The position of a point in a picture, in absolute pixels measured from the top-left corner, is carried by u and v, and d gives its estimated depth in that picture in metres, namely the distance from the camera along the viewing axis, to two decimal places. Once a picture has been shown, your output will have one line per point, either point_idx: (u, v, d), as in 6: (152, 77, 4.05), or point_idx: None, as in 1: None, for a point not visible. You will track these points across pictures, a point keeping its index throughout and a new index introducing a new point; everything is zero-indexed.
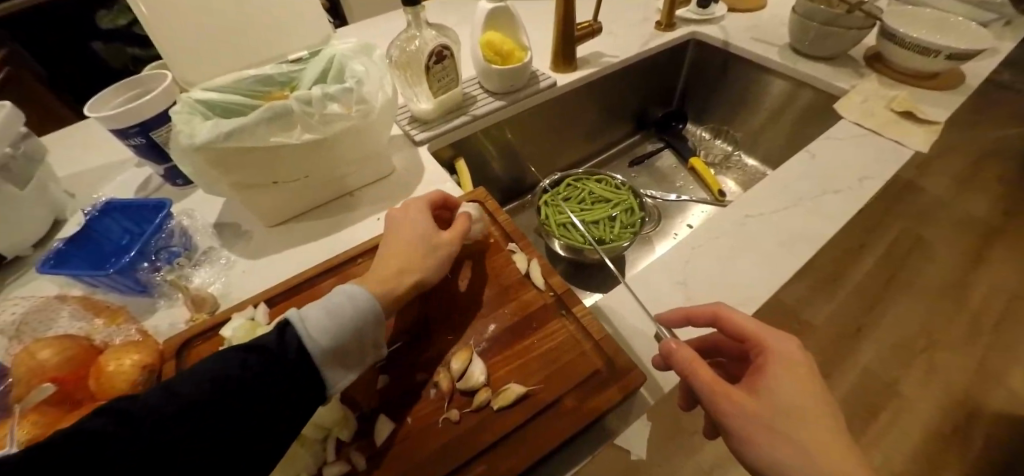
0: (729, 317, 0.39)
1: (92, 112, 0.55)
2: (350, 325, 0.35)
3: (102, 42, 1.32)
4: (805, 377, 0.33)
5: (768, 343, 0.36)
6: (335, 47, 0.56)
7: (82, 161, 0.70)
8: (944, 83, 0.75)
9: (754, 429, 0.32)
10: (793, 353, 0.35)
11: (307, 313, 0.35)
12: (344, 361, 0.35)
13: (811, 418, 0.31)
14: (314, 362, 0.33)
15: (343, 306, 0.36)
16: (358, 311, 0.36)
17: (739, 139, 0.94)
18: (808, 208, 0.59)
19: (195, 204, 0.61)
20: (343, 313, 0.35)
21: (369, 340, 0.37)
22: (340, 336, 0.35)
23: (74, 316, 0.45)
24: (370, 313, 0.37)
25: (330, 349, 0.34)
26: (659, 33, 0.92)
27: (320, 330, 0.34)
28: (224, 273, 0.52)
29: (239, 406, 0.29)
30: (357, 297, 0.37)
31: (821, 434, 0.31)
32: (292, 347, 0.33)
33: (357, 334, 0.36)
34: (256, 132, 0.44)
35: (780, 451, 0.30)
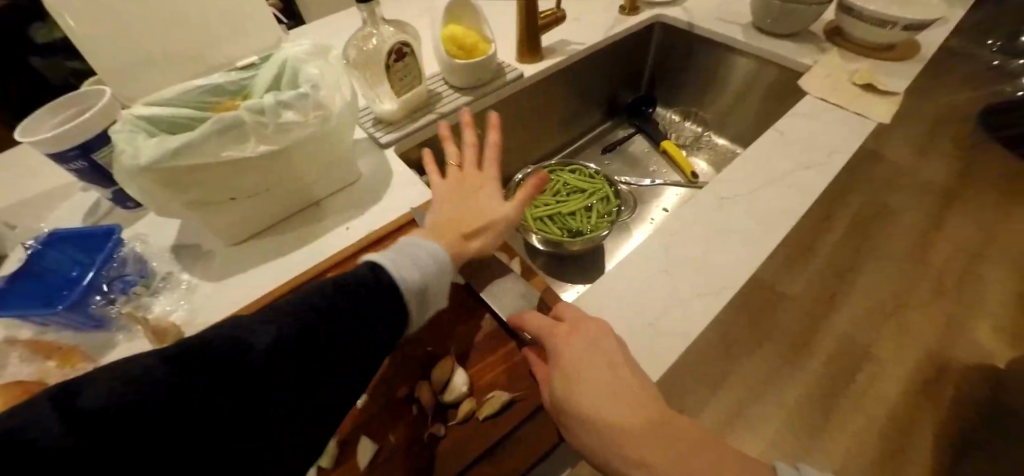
0: (528, 324, 0.39)
1: (23, 136, 0.51)
2: (433, 270, 0.38)
3: (41, 58, 1.15)
4: (585, 355, 0.34)
5: (551, 338, 0.37)
6: (286, 50, 0.53)
7: (20, 189, 0.65)
8: (900, 55, 0.77)
9: (570, 428, 0.33)
10: (569, 342, 0.36)
11: (393, 259, 0.37)
12: (430, 298, 0.38)
13: (595, 397, 0.32)
14: (405, 299, 0.36)
15: (422, 252, 0.39)
16: (437, 259, 0.39)
17: (709, 119, 0.95)
18: (780, 186, 0.59)
19: (149, 227, 0.57)
20: (425, 258, 0.38)
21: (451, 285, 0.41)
22: (424, 276, 0.37)
23: (22, 361, 0.42)
24: (443, 257, 0.40)
25: (418, 290, 0.37)
26: (624, 18, 0.91)
27: (408, 270, 0.37)
28: (185, 299, 0.49)
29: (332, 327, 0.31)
30: (433, 247, 0.40)
31: (605, 407, 0.32)
32: (382, 288, 0.35)
33: (436, 274, 0.38)
34: (205, 147, 0.41)
35: (590, 439, 0.31)
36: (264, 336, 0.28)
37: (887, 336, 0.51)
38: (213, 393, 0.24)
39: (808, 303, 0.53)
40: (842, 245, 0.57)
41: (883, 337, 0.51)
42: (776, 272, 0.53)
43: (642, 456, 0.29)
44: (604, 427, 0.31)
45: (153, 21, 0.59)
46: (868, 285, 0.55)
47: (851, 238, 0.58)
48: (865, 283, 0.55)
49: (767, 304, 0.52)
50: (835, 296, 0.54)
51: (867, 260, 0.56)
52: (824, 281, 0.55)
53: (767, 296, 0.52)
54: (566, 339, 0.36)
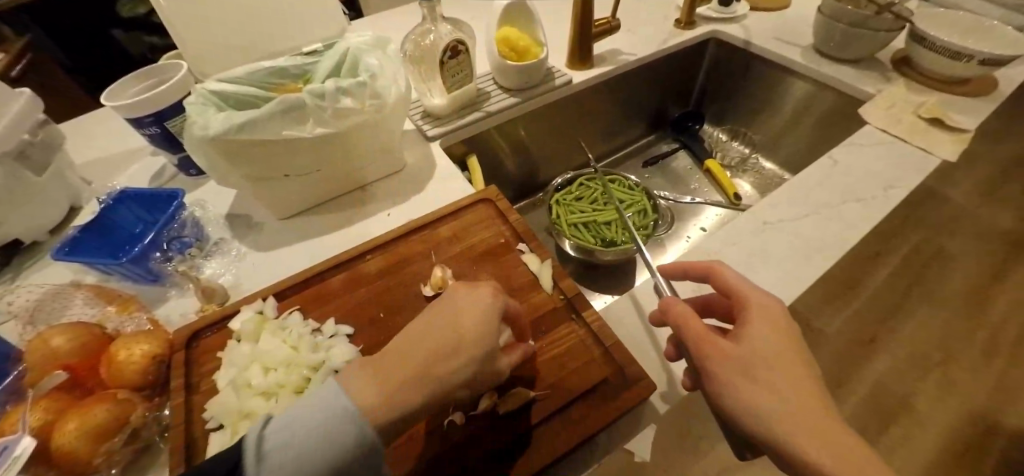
0: (722, 275, 0.37)
1: (108, 101, 0.55)
2: (315, 471, 0.28)
3: (123, 30, 1.35)
4: (786, 327, 0.32)
5: (753, 297, 0.34)
6: (349, 40, 0.55)
7: (98, 148, 0.71)
8: (973, 90, 0.73)
9: (734, 374, 0.30)
10: (773, 308, 0.33)
11: (269, 441, 0.28)
12: None
13: (796, 366, 0.29)
14: None
15: (309, 438, 0.28)
16: (325, 449, 0.28)
17: (758, 141, 0.92)
18: (827, 216, 0.57)
19: (208, 194, 0.61)
20: (314, 448, 0.28)
21: (355, 470, 0.30)
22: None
23: (87, 303, 0.46)
24: (346, 446, 0.29)
25: None
26: (679, 31, 0.90)
27: (280, 474, 0.27)
28: (234, 265, 0.52)
29: None
30: (335, 431, 0.29)
31: (798, 381, 0.29)
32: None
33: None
34: (268, 125, 0.43)
35: (765, 379, 0.29)
36: None
37: (929, 387, 0.49)
38: None
39: (845, 344, 0.52)
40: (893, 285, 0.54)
41: (924, 387, 0.49)
42: (816, 303, 0.51)
43: (827, 435, 0.26)
44: (790, 392, 0.28)
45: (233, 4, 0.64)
46: (916, 330, 0.51)
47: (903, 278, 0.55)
48: (913, 328, 0.52)
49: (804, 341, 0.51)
50: (876, 339, 0.51)
51: (921, 301, 0.53)
52: (871, 319, 0.52)
53: (803, 333, 0.51)
54: (765, 305, 0.33)
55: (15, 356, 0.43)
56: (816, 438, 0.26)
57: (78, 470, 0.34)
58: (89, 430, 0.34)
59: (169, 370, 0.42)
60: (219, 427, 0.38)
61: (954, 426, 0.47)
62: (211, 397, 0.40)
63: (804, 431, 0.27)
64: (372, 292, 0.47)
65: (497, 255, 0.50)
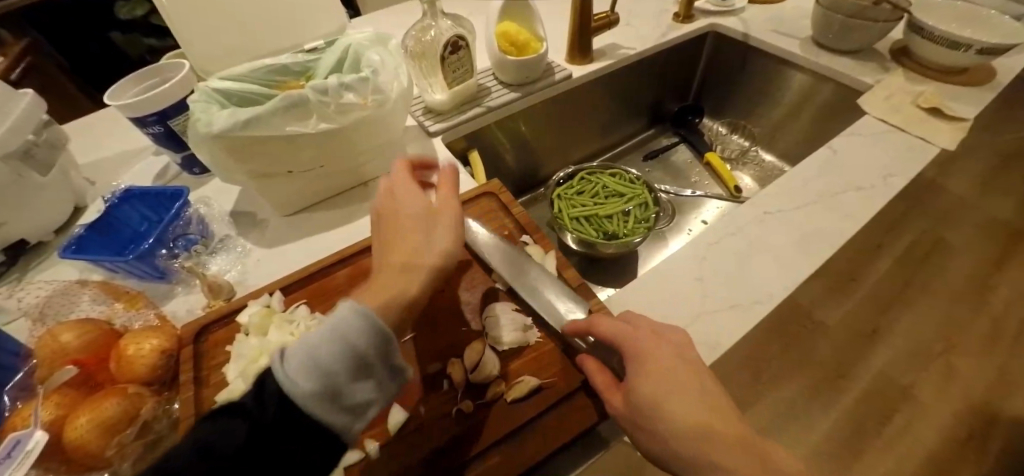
0: (600, 327, 0.37)
1: (111, 101, 0.56)
2: (339, 361, 0.28)
3: (120, 32, 1.35)
4: (662, 373, 0.32)
5: (629, 343, 0.35)
6: (350, 36, 0.55)
7: (102, 148, 0.71)
8: (972, 79, 0.73)
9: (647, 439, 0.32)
10: (648, 348, 0.34)
11: (288, 353, 0.29)
12: (348, 385, 0.28)
13: (679, 406, 0.30)
14: (302, 409, 0.27)
15: (325, 336, 0.29)
16: (342, 344, 0.29)
17: (758, 134, 0.92)
18: (827, 206, 0.58)
19: (212, 192, 0.62)
20: (329, 342, 0.29)
21: (376, 365, 0.30)
22: (326, 369, 0.28)
23: (95, 300, 0.46)
24: (367, 331, 0.30)
25: (317, 391, 0.27)
26: (677, 25, 0.90)
27: (300, 372, 0.28)
28: (239, 261, 0.53)
29: (282, 436, 0.27)
30: (347, 318, 0.30)
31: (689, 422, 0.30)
32: (270, 399, 0.27)
33: (348, 364, 0.28)
34: (272, 122, 0.44)
35: (659, 437, 0.31)
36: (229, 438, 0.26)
37: (930, 377, 0.49)
38: None
39: (847, 334, 0.51)
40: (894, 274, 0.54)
41: (926, 378, 0.49)
42: (817, 293, 0.51)
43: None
44: (682, 440, 0.29)
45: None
46: (918, 320, 0.52)
47: (903, 266, 0.55)
48: (915, 318, 0.52)
49: (804, 331, 0.50)
50: (878, 330, 0.51)
51: (922, 290, 0.53)
52: (871, 309, 0.52)
53: (804, 322, 0.50)
54: (644, 345, 0.34)
55: (25, 353, 0.43)
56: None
57: (90, 462, 0.35)
58: (102, 422, 0.34)
59: (177, 364, 0.42)
60: None
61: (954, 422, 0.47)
62: (219, 391, 0.41)
63: None
64: None
65: None
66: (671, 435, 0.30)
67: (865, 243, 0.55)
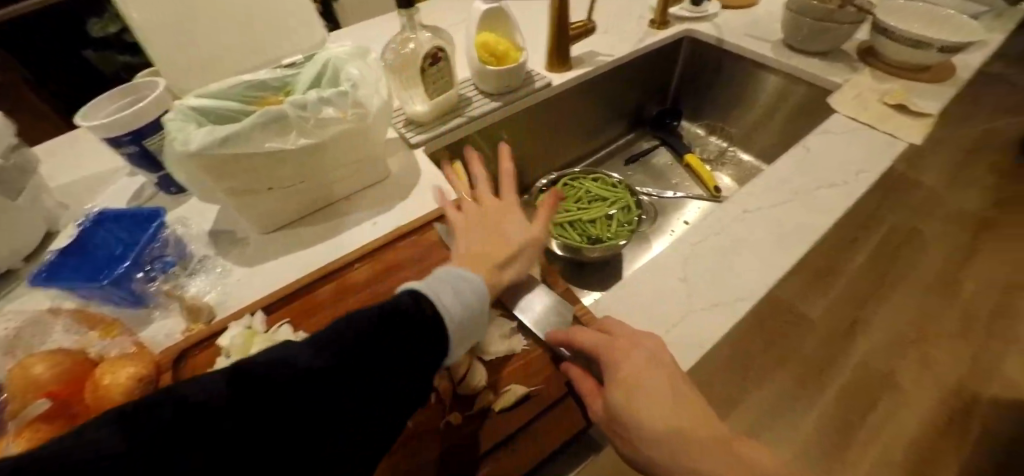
0: (578, 339, 0.38)
1: (83, 122, 0.54)
2: (472, 299, 0.36)
3: (93, 50, 1.31)
4: (637, 383, 0.33)
5: (604, 351, 0.36)
6: (328, 50, 0.55)
7: (73, 170, 0.69)
8: (934, 76, 0.76)
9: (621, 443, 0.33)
10: (621, 355, 0.35)
11: (434, 284, 0.36)
12: (466, 331, 0.36)
13: (650, 410, 0.31)
14: (443, 328, 0.34)
15: (475, 281, 0.38)
16: (480, 289, 0.38)
17: (735, 135, 0.94)
18: (803, 203, 0.59)
19: (189, 211, 0.60)
20: (464, 284, 0.37)
21: (482, 315, 0.37)
22: (464, 298, 0.36)
23: (67, 329, 0.45)
24: (481, 284, 0.38)
25: (456, 314, 0.35)
26: (653, 31, 0.92)
27: (446, 302, 0.35)
28: (220, 282, 0.52)
29: (387, 342, 0.30)
30: (474, 278, 0.38)
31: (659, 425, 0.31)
32: (421, 310, 0.33)
33: (475, 301, 0.37)
34: (250, 139, 0.43)
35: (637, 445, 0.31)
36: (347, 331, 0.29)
37: (910, 366, 0.49)
38: (258, 413, 0.24)
39: (829, 327, 0.51)
40: (871, 268, 0.55)
41: (906, 367, 0.49)
42: (798, 290, 0.52)
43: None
44: (652, 443, 0.30)
45: (209, 14, 0.63)
46: (895, 311, 0.53)
47: (878, 259, 0.56)
48: (892, 309, 0.53)
49: (786, 324, 0.50)
50: (857, 323, 0.51)
51: (898, 282, 0.55)
52: (850, 302, 0.53)
53: (786, 317, 0.50)
54: (617, 353, 0.36)
55: None
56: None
57: None
58: None
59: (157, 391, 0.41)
60: None
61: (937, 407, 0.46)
62: None
63: None
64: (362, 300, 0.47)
65: None
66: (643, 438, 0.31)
67: (843, 239, 0.57)
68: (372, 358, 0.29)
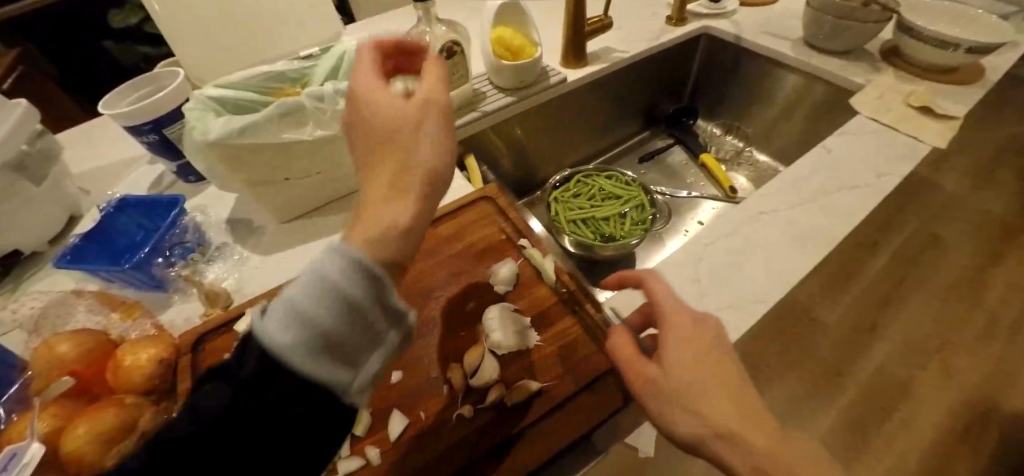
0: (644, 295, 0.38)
1: (106, 110, 0.56)
2: (319, 305, 0.23)
3: (113, 41, 1.35)
4: (695, 346, 0.33)
5: (670, 317, 0.35)
6: (346, 43, 0.56)
7: (96, 157, 0.71)
8: (960, 78, 0.74)
9: (671, 412, 0.31)
10: (686, 325, 0.34)
11: (265, 310, 0.24)
12: (336, 345, 0.24)
13: (707, 369, 0.31)
14: (289, 364, 0.22)
15: (313, 279, 0.24)
16: (326, 287, 0.24)
17: (751, 135, 0.93)
18: (820, 206, 0.58)
19: (208, 200, 0.62)
20: (305, 290, 0.24)
21: (372, 305, 0.25)
22: (305, 314, 0.23)
23: (90, 311, 0.46)
24: (333, 271, 0.24)
25: (302, 339, 0.23)
26: (670, 28, 0.91)
27: (282, 328, 0.23)
28: (237, 269, 0.53)
29: (274, 394, 0.22)
30: (319, 266, 0.24)
31: (723, 399, 0.30)
32: (248, 360, 0.23)
33: (331, 305, 0.24)
34: (267, 129, 0.44)
35: (683, 406, 0.30)
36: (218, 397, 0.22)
37: (931, 374, 0.46)
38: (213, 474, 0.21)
39: (846, 331, 0.49)
40: (889, 271, 0.54)
41: (927, 374, 0.46)
42: (815, 294, 0.51)
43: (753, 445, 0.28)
44: (717, 414, 0.29)
45: (218, 6, 0.63)
46: (915, 316, 0.50)
47: (899, 263, 0.54)
48: (912, 314, 0.51)
49: (800, 327, 0.49)
50: (877, 326, 0.49)
51: (917, 286, 0.53)
52: (870, 306, 0.51)
53: (801, 321, 0.49)
54: (681, 322, 0.34)
55: (21, 366, 0.43)
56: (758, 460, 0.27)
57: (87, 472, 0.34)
58: (99, 434, 0.34)
59: (176, 373, 0.42)
60: None
61: (953, 414, 0.44)
62: None
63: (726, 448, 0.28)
64: None
65: (499, 251, 0.51)
66: (705, 407, 0.29)
67: (863, 243, 0.55)
68: (239, 428, 0.22)
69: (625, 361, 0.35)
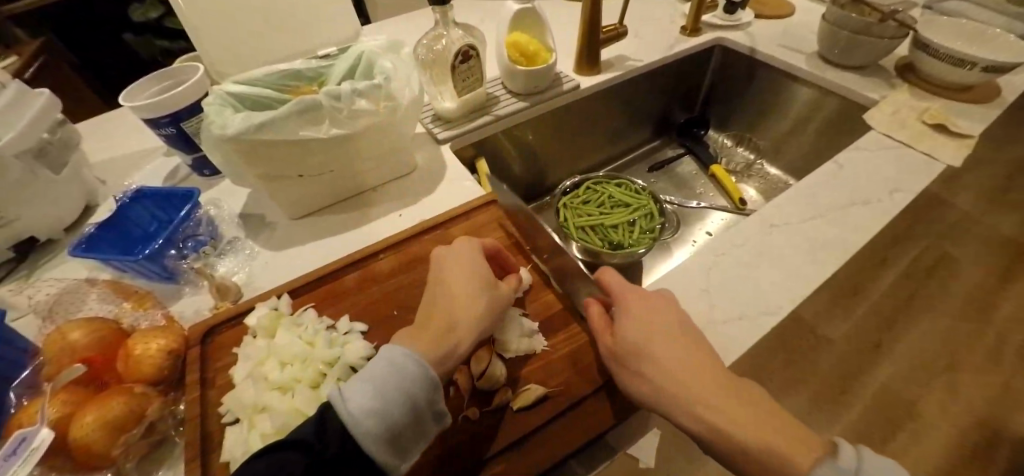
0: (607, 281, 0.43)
1: (125, 102, 0.57)
2: (399, 407, 0.32)
3: (133, 35, 1.37)
4: (657, 325, 0.38)
5: (629, 304, 0.40)
6: (363, 44, 0.56)
7: (114, 148, 0.72)
8: (977, 96, 0.73)
9: (633, 380, 0.36)
10: (644, 306, 0.39)
11: (351, 393, 0.32)
12: (399, 438, 0.32)
13: (668, 344, 0.36)
14: (365, 446, 0.31)
15: (391, 384, 0.33)
16: (404, 396, 0.33)
17: (763, 147, 0.93)
18: (832, 220, 0.58)
19: (221, 193, 0.62)
20: (390, 388, 0.33)
21: (427, 415, 0.34)
22: (386, 411, 0.32)
23: (102, 299, 0.47)
24: (415, 381, 0.33)
25: (379, 431, 0.32)
26: (685, 38, 0.91)
27: (366, 417, 0.31)
28: (248, 263, 0.53)
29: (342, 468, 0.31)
30: (404, 370, 0.34)
31: (677, 364, 0.35)
32: (332, 438, 0.31)
33: (405, 407, 0.33)
34: (285, 127, 0.44)
35: (653, 377, 0.35)
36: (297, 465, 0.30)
37: (934, 394, 0.45)
38: None
39: (854, 347, 0.48)
40: (898, 289, 0.53)
41: (930, 394, 0.45)
42: (824, 309, 0.51)
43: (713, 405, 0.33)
44: (677, 386, 0.34)
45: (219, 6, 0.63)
46: (920, 335, 0.49)
47: (910, 278, 0.54)
48: (918, 333, 0.50)
49: (806, 343, 0.48)
50: (882, 345, 0.48)
51: (927, 305, 0.51)
52: (878, 323, 0.50)
53: (806, 336, 0.48)
54: (640, 302, 0.40)
55: (33, 351, 0.43)
56: (704, 412, 0.32)
57: (95, 459, 0.35)
58: (107, 422, 0.34)
59: (184, 364, 0.42)
60: (235, 421, 0.39)
61: (960, 431, 0.43)
62: (225, 393, 0.41)
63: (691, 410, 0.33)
64: (384, 291, 0.48)
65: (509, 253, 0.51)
66: (668, 382, 0.34)
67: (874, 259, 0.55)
68: None
69: (598, 334, 0.40)
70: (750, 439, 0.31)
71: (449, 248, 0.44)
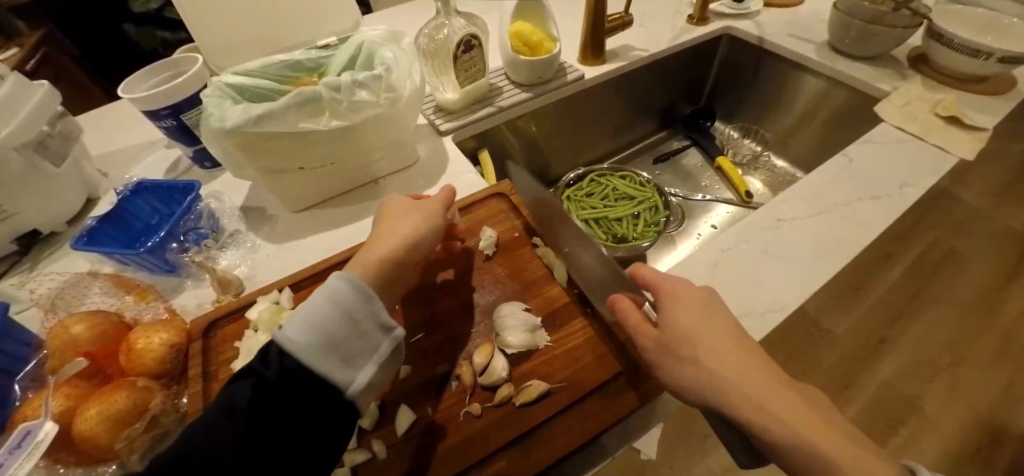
0: (642, 273, 0.39)
1: (125, 93, 0.56)
2: (335, 323, 0.32)
3: (134, 26, 1.34)
4: (710, 318, 0.34)
5: (677, 291, 0.36)
6: (364, 33, 0.55)
7: (115, 140, 0.72)
8: (992, 87, 0.71)
9: (690, 375, 0.32)
10: (689, 296, 0.36)
11: (288, 322, 0.32)
12: (346, 351, 0.32)
13: (720, 337, 0.32)
14: (306, 364, 0.31)
15: (324, 307, 0.33)
16: (342, 311, 0.33)
17: (770, 139, 0.92)
18: (840, 215, 0.57)
19: (223, 187, 0.62)
20: (326, 307, 0.33)
21: (373, 328, 0.34)
22: (323, 327, 0.32)
23: (105, 293, 0.47)
24: (350, 297, 0.34)
25: (318, 346, 0.31)
26: (691, 27, 0.89)
27: (302, 336, 0.31)
28: (250, 257, 0.53)
29: (302, 386, 0.31)
30: (337, 290, 0.34)
31: (737, 356, 0.31)
32: (273, 362, 0.31)
33: (343, 322, 0.33)
34: (284, 118, 0.43)
35: (721, 373, 0.30)
36: (243, 395, 0.30)
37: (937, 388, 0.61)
38: (238, 452, 0.28)
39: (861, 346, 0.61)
40: (903, 286, 0.60)
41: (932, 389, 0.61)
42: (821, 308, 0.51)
43: (786, 403, 0.28)
44: (745, 383, 0.29)
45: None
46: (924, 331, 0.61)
47: (914, 279, 0.60)
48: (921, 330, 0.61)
49: (811, 336, 0.56)
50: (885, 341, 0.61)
51: (938, 307, 0.60)
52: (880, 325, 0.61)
53: (811, 330, 0.55)
54: (686, 291, 0.36)
55: (37, 344, 0.44)
56: (775, 411, 0.28)
57: (97, 452, 0.35)
58: (109, 416, 0.34)
59: (186, 358, 0.42)
60: None
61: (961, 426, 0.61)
62: (228, 387, 0.41)
63: (762, 415, 0.28)
64: None
65: (512, 249, 0.51)
66: (735, 377, 0.30)
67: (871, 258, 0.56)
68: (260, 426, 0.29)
69: (635, 326, 0.36)
70: (831, 447, 0.26)
71: (396, 208, 0.45)
